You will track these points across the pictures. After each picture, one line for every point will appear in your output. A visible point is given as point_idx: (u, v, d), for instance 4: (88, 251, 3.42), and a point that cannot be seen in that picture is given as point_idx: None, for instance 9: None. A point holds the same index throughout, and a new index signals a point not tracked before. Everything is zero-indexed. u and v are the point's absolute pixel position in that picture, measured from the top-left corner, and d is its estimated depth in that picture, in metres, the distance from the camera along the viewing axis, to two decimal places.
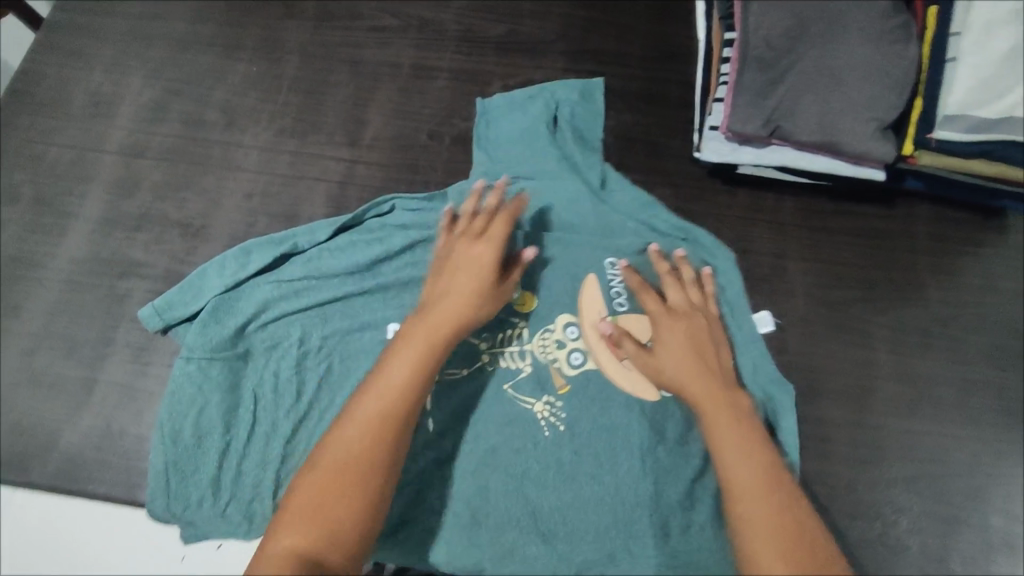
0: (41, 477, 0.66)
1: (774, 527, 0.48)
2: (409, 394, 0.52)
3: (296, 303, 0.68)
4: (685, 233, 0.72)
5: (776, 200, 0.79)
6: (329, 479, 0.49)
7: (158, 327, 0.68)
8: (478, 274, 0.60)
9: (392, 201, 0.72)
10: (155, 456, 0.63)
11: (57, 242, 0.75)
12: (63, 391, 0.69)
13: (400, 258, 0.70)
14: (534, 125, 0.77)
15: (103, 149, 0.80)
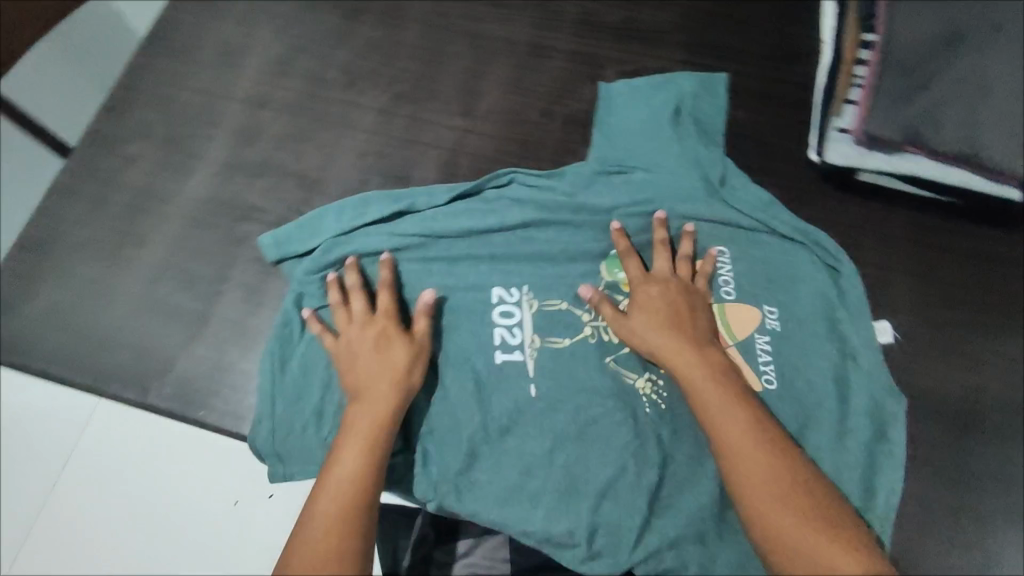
0: (156, 399, 0.69)
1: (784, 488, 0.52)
2: (363, 466, 0.56)
3: (410, 259, 0.72)
4: (806, 236, 0.72)
5: (887, 211, 0.75)
6: (327, 520, 0.53)
7: (274, 258, 0.73)
8: (381, 348, 0.63)
9: (511, 174, 0.75)
10: (261, 383, 0.68)
11: (183, 180, 0.79)
12: (180, 321, 0.72)
13: (510, 230, 0.73)
14: (657, 116, 0.77)
15: (231, 97, 0.84)
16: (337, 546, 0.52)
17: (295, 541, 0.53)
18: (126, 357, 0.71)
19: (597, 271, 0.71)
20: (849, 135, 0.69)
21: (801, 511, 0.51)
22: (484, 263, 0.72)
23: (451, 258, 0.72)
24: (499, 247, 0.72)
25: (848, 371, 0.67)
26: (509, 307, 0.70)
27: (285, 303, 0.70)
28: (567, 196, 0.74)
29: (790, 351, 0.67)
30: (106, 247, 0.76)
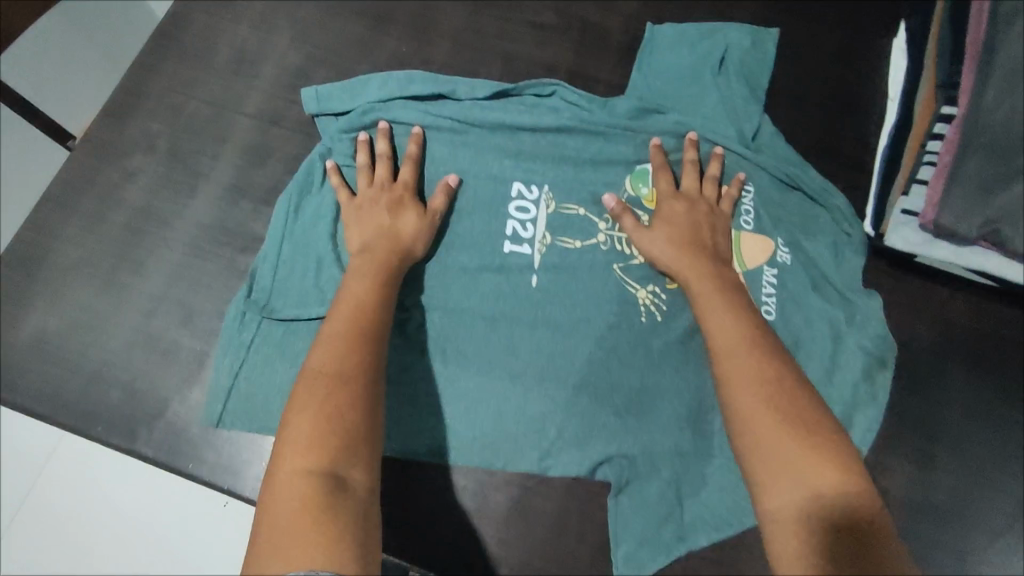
0: (147, 447, 0.64)
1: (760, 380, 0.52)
2: (370, 308, 0.57)
3: (437, 139, 0.74)
4: (826, 197, 0.73)
5: (948, 292, 0.70)
6: (343, 348, 0.53)
7: (312, 112, 0.75)
8: (405, 215, 0.66)
9: (556, 87, 0.76)
10: (280, 226, 0.70)
11: (186, 202, 0.73)
12: (176, 359, 0.67)
13: (542, 135, 0.75)
14: (698, 65, 0.77)
15: (241, 109, 0.77)
16: (354, 367, 0.51)
17: (309, 367, 0.52)
18: (117, 396, 0.66)
19: (620, 183, 0.73)
20: (914, 218, 0.63)
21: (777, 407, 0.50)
22: (511, 157, 0.74)
23: (479, 145, 0.74)
24: (527, 146, 0.74)
25: (842, 326, 0.68)
26: (526, 203, 0.72)
27: (312, 154, 0.73)
28: (604, 110, 0.75)
29: None
30: (100, 271, 0.70)
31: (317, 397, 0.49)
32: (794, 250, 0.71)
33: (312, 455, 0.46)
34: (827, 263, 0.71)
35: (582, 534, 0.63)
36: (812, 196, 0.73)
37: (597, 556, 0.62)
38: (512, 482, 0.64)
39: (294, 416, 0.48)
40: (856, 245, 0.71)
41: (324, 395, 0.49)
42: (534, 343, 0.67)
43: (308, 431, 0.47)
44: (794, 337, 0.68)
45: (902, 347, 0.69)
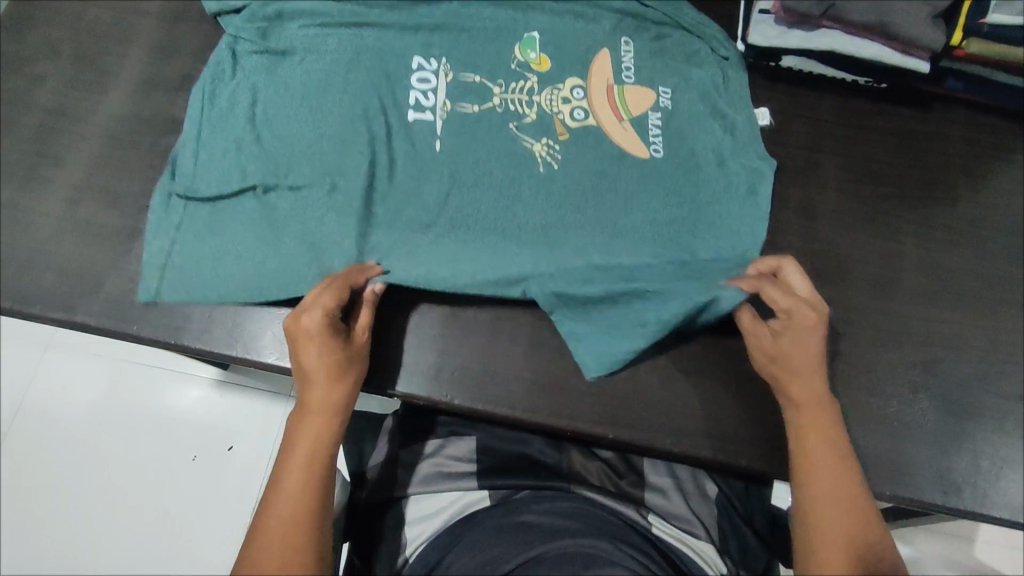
0: (90, 316, 0.67)
1: (838, 477, 0.53)
2: (323, 439, 0.54)
3: (335, 20, 0.73)
4: (699, 33, 0.76)
5: (816, 96, 0.78)
6: (297, 493, 0.51)
7: (213, 10, 0.76)
8: (342, 375, 0.57)
9: None
10: (191, 115, 0.71)
11: (99, 97, 0.75)
12: (107, 238, 0.70)
13: (435, 8, 0.75)
14: None
15: (143, 9, 0.79)
16: (303, 527, 0.50)
17: (261, 522, 0.50)
18: (52, 280, 0.68)
19: (510, 51, 0.73)
20: (770, 16, 0.70)
21: (847, 528, 0.51)
22: (409, 35, 0.73)
23: (377, 26, 0.74)
24: (423, 20, 0.74)
25: (725, 150, 0.72)
26: (427, 73, 0.72)
27: (221, 45, 0.74)
28: None
29: (728, 228, 0.69)
30: (20, 171, 0.72)
31: (266, 556, 0.48)
32: (675, 94, 0.73)
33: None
34: (713, 91, 0.74)
35: (514, 337, 0.68)
36: (688, 31, 0.76)
37: (529, 353, 0.67)
38: (444, 304, 0.69)
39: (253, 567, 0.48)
40: (734, 69, 0.76)
41: (282, 557, 0.48)
42: (438, 189, 0.69)
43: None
44: (689, 157, 0.71)
45: (782, 143, 0.76)
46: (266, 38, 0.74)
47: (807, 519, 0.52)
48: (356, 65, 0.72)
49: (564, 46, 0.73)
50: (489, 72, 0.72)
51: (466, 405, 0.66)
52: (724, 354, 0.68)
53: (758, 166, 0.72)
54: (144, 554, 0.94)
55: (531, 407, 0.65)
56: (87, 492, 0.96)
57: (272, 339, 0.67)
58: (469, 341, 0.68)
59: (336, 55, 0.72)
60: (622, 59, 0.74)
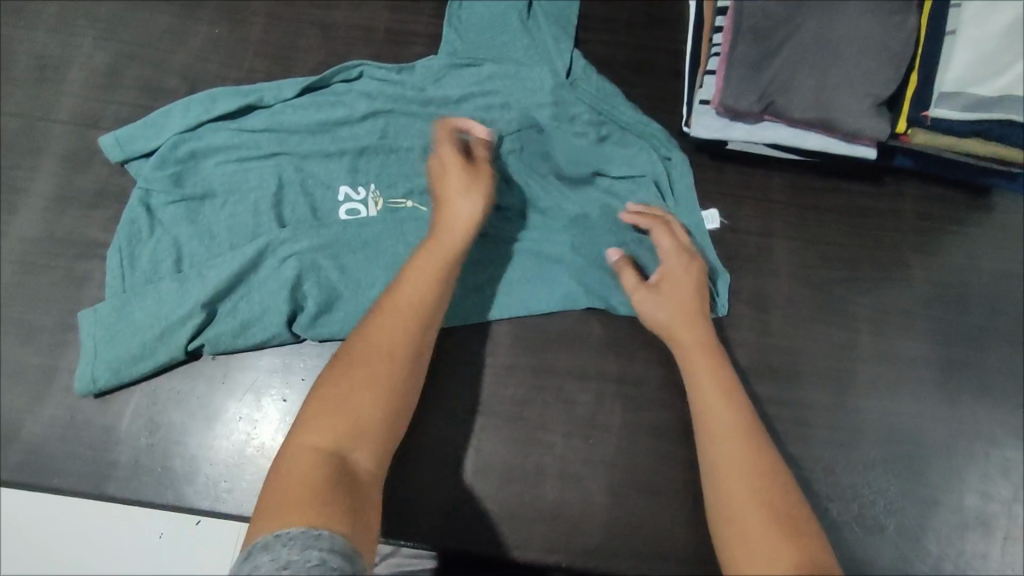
0: (6, 471, 0.63)
1: (739, 427, 0.52)
2: (439, 289, 0.53)
3: (253, 153, 0.69)
4: (640, 130, 0.73)
5: (764, 175, 0.76)
6: (403, 315, 0.50)
7: (119, 159, 0.70)
8: (467, 229, 0.57)
9: (360, 67, 0.73)
10: (111, 281, 0.65)
11: (7, 220, 0.70)
12: (22, 379, 0.66)
13: (361, 125, 0.71)
14: (505, 13, 0.75)
15: (53, 118, 0.75)
16: (399, 353, 0.49)
17: (366, 324, 0.50)
18: None
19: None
20: (710, 107, 0.68)
21: (752, 497, 0.48)
22: (337, 161, 0.70)
23: (301, 154, 0.70)
24: (348, 145, 0.70)
25: None
26: (355, 205, 0.69)
27: (132, 199, 0.67)
28: (415, 81, 0.73)
29: None
30: None
31: (351, 366, 0.48)
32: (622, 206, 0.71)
33: (323, 435, 0.44)
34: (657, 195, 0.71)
35: (460, 461, 0.65)
36: (629, 128, 0.73)
37: (477, 476, 0.64)
38: None
39: (334, 371, 0.48)
40: (679, 168, 0.72)
41: (364, 376, 0.47)
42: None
43: (330, 404, 0.46)
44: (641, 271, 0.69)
45: (733, 230, 0.74)
46: (181, 185, 0.68)
47: (714, 485, 0.50)
48: (284, 201, 0.68)
49: (500, 162, 0.71)
50: (421, 199, 0.69)
51: (415, 539, 0.62)
52: (680, 466, 0.65)
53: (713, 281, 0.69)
54: None
55: (479, 537, 0.63)
56: None
57: (203, 486, 0.64)
58: (413, 468, 0.64)
59: (258, 193, 0.68)
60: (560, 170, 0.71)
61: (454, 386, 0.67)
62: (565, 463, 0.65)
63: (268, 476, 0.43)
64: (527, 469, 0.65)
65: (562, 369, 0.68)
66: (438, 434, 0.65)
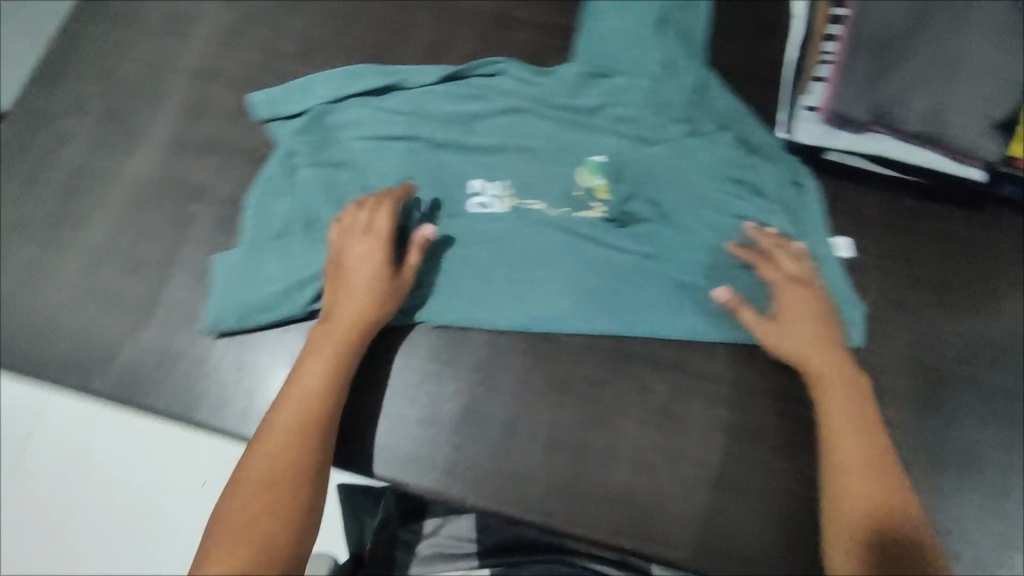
0: (103, 388, 0.66)
1: (861, 460, 0.57)
2: (325, 397, 0.58)
3: (390, 133, 0.72)
4: (768, 156, 0.74)
5: (859, 192, 0.75)
6: (288, 433, 0.55)
7: (263, 117, 0.74)
8: (363, 315, 0.61)
9: (502, 64, 0.76)
10: (249, 233, 0.69)
11: (125, 156, 0.74)
12: (125, 304, 0.69)
13: (493, 119, 0.74)
14: (641, 24, 0.77)
15: (176, 68, 0.79)
16: (291, 471, 0.53)
17: (252, 448, 0.55)
18: (68, 344, 0.67)
19: (573, 174, 0.72)
20: (816, 115, 0.68)
21: (864, 531, 0.53)
22: (467, 152, 0.72)
23: (436, 141, 0.72)
24: (480, 138, 0.73)
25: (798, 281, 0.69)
26: (483, 198, 0.71)
27: (275, 159, 0.72)
28: (548, 82, 0.76)
29: None
30: (42, 227, 0.71)
31: (250, 490, 0.52)
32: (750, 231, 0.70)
33: (225, 562, 0.48)
34: (783, 223, 0.71)
35: (533, 434, 0.66)
36: (756, 151, 0.74)
37: (548, 453, 0.65)
38: (463, 393, 0.67)
39: (230, 501, 0.52)
40: (807, 198, 0.73)
41: (258, 498, 0.51)
42: (512, 320, 0.67)
43: (231, 532, 0.49)
44: (746, 287, 0.69)
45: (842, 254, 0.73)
46: (321, 153, 0.72)
47: (835, 512, 0.56)
48: (415, 184, 0.71)
49: (624, 171, 0.72)
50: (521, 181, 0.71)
51: (483, 504, 0.64)
52: (752, 467, 0.65)
53: (844, 311, 0.70)
54: None
55: (546, 509, 0.63)
56: None
57: None
58: (487, 434, 0.66)
59: (390, 172, 0.71)
60: (688, 184, 0.72)
61: (533, 361, 0.68)
62: (635, 451, 0.65)
63: None
64: (598, 452, 0.65)
65: (641, 357, 0.68)
66: (513, 405, 0.66)
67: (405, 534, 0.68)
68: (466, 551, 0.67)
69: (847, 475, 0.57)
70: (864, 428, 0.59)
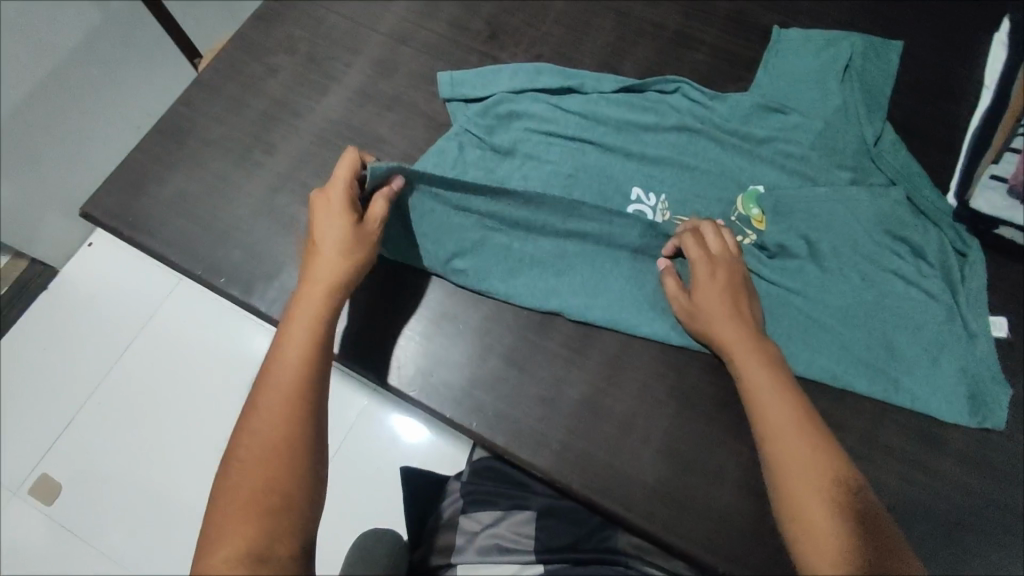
0: (261, 302, 0.72)
1: (812, 471, 0.51)
2: (311, 354, 0.56)
3: (563, 130, 0.75)
4: (936, 218, 0.73)
5: (1023, 272, 0.73)
6: (282, 405, 0.53)
7: (446, 95, 0.79)
8: (337, 268, 0.61)
9: (679, 84, 0.79)
10: None
11: (318, 99, 0.81)
12: (295, 231, 0.75)
13: (663, 134, 0.76)
14: (824, 69, 0.78)
15: (375, 28, 0.85)
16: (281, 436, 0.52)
17: (244, 424, 0.53)
18: (239, 256, 0.74)
19: (732, 201, 0.73)
20: (1002, 184, 0.71)
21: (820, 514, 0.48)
22: (631, 160, 0.75)
23: (603, 144, 0.75)
24: (647, 149, 0.75)
25: (945, 347, 0.68)
26: (644, 207, 0.73)
27: (450, 133, 0.77)
28: (721, 108, 0.77)
29: (916, 416, 0.67)
30: (236, 148, 0.78)
31: (248, 465, 0.51)
32: (903, 291, 0.69)
33: (236, 538, 0.47)
34: (943, 289, 0.69)
35: (648, 437, 0.67)
36: (922, 211, 0.73)
37: (657, 457, 0.66)
38: (587, 382, 0.69)
39: (231, 478, 0.51)
40: (973, 267, 0.71)
41: (256, 469, 0.51)
42: (649, 329, 0.69)
43: (235, 507, 0.49)
44: (889, 342, 0.68)
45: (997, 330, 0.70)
46: (493, 135, 0.76)
47: (790, 509, 0.50)
48: (577, 180, 0.74)
49: (786, 203, 0.72)
50: (681, 195, 0.73)
51: (586, 492, 0.65)
52: None
53: (991, 389, 0.67)
54: (147, 504, 0.94)
55: (648, 512, 0.64)
56: (122, 433, 0.98)
57: (414, 375, 0.70)
58: (603, 427, 0.67)
59: (556, 167, 0.74)
60: (848, 233, 0.71)
61: (659, 368, 0.69)
62: (745, 476, 0.65)
63: None
64: (706, 468, 0.66)
65: None
66: (633, 405, 0.68)
67: (463, 521, 0.68)
68: (523, 548, 0.64)
69: (784, 468, 0.52)
70: (804, 422, 0.54)
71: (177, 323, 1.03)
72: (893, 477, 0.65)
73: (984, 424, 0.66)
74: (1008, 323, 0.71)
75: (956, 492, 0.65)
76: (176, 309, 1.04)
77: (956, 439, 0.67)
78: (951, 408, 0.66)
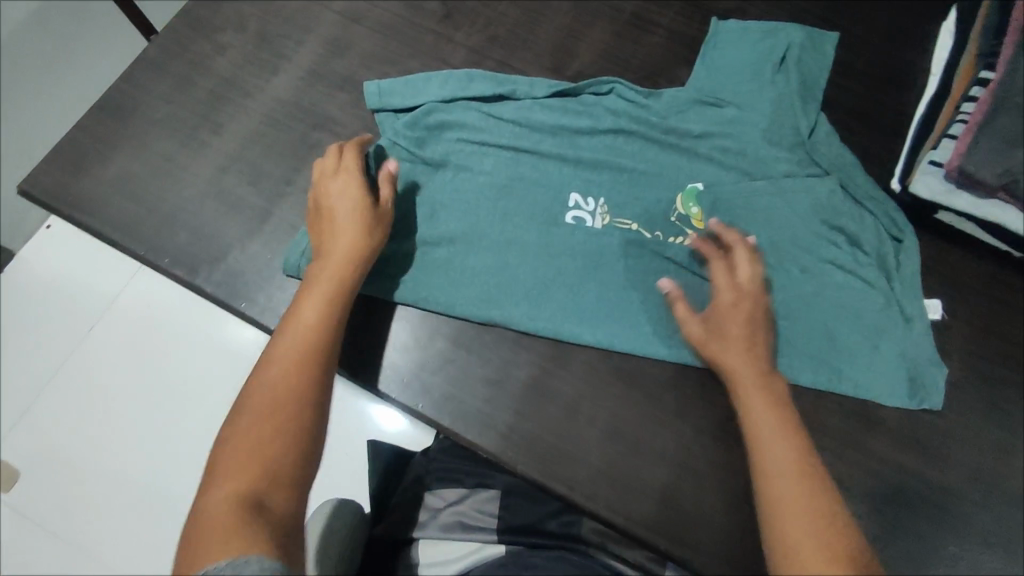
0: (207, 284, 0.71)
1: (804, 483, 0.51)
2: (323, 323, 0.57)
3: (496, 140, 0.75)
4: (878, 206, 0.74)
5: (961, 256, 0.74)
6: (294, 359, 0.54)
7: (374, 106, 0.77)
8: (351, 248, 0.62)
9: (613, 84, 0.78)
10: None
11: (267, 78, 0.79)
12: (243, 213, 0.74)
13: (599, 137, 0.76)
14: (760, 65, 0.78)
15: (327, 6, 0.83)
16: (291, 391, 0.52)
17: (253, 382, 0.52)
18: (184, 237, 0.72)
19: (672, 201, 0.74)
20: (939, 170, 0.71)
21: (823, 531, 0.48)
22: (569, 165, 0.75)
23: (537, 152, 0.75)
24: (586, 153, 0.75)
25: (883, 330, 0.70)
26: (583, 214, 0.73)
27: (377, 147, 0.75)
28: (657, 108, 0.77)
29: (854, 399, 0.69)
30: (182, 128, 0.77)
31: (251, 416, 0.50)
32: (839, 285, 0.71)
33: (243, 478, 0.46)
34: (879, 279, 0.71)
35: (593, 418, 0.68)
36: (861, 203, 0.74)
37: (602, 439, 0.67)
38: (534, 363, 0.69)
39: (231, 432, 0.49)
40: (910, 255, 0.73)
41: (261, 420, 0.50)
42: (590, 337, 0.69)
43: (237, 453, 0.47)
44: (829, 328, 0.70)
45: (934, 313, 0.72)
46: (422, 148, 0.75)
47: (778, 528, 0.49)
48: (515, 185, 0.73)
49: (724, 204, 0.73)
50: (630, 181, 0.74)
51: (531, 472, 0.66)
52: None
53: (926, 373, 0.69)
54: (98, 486, 0.93)
55: (591, 492, 0.65)
56: (72, 416, 0.96)
57: (357, 356, 0.69)
58: (549, 409, 0.68)
59: (490, 177, 0.74)
60: (788, 225, 0.72)
61: (606, 352, 0.70)
62: (687, 457, 0.67)
63: (182, 540, 0.43)
64: (650, 449, 0.67)
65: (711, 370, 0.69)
66: (578, 388, 0.69)
67: (427, 499, 0.66)
68: (488, 525, 0.61)
69: (778, 484, 0.51)
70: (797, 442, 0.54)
71: (130, 306, 1.01)
72: (831, 455, 0.67)
73: (920, 405, 0.68)
74: (943, 306, 0.73)
75: (891, 469, 0.67)
76: (129, 291, 1.02)
77: (893, 419, 0.69)
78: (887, 391, 0.69)
